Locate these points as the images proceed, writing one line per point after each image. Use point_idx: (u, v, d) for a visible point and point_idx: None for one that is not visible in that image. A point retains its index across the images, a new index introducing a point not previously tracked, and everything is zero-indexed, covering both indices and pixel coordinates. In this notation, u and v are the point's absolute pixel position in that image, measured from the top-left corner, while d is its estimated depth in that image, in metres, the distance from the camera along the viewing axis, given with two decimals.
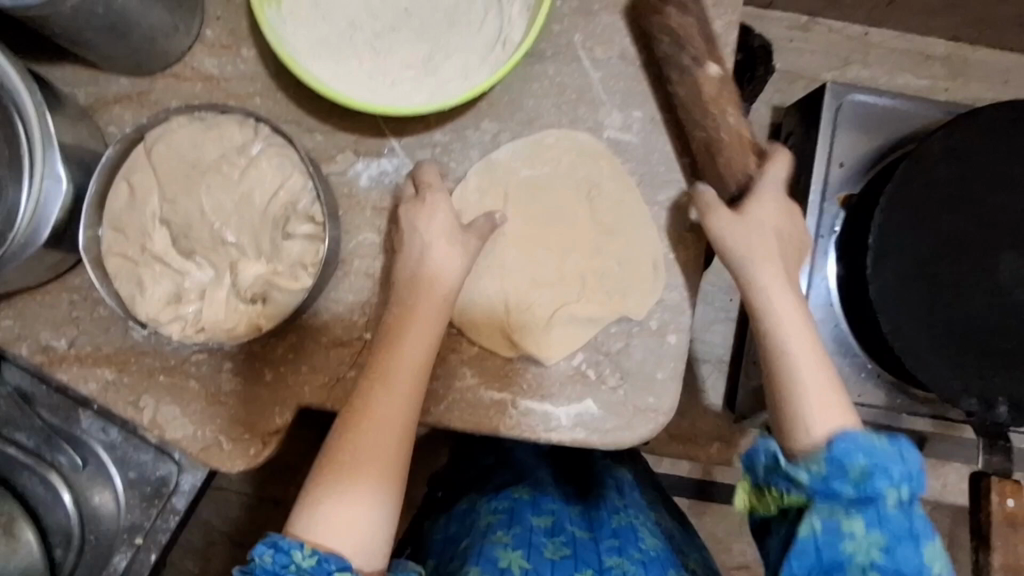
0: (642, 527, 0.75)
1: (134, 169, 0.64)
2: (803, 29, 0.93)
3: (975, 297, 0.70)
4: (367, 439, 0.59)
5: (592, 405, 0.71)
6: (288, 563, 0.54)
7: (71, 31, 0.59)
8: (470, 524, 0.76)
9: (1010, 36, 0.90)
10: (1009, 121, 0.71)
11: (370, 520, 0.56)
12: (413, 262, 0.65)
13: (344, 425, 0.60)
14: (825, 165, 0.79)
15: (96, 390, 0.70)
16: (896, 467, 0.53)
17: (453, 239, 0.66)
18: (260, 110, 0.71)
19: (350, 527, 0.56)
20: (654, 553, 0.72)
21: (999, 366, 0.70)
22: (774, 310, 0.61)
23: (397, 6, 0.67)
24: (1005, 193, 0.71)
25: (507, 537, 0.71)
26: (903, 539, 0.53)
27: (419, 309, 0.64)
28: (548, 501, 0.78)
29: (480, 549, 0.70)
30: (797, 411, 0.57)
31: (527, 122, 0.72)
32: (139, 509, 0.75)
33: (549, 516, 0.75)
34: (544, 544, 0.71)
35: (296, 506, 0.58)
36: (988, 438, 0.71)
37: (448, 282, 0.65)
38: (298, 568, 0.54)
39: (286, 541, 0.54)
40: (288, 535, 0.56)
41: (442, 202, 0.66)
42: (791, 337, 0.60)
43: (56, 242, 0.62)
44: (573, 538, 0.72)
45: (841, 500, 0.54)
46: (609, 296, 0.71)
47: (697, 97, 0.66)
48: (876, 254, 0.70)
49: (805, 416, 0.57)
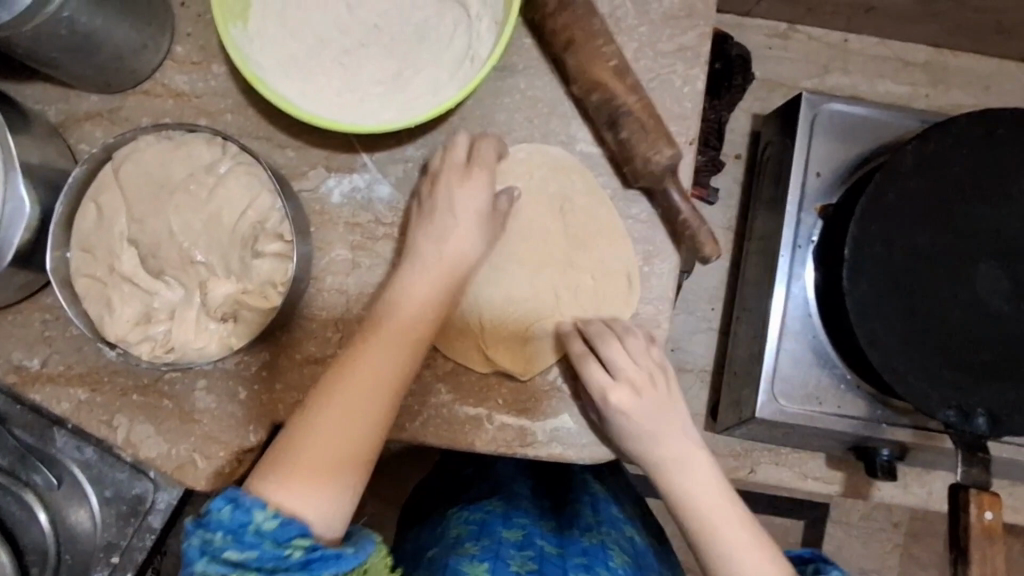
0: (612, 545, 0.76)
1: (101, 189, 0.64)
2: (782, 37, 0.93)
3: (951, 307, 0.70)
4: (349, 402, 0.59)
5: (568, 420, 0.70)
6: (247, 523, 0.53)
7: (35, 52, 0.58)
8: (439, 534, 0.78)
9: (989, 42, 0.89)
10: (980, 132, 0.70)
11: (335, 489, 0.57)
12: (430, 236, 0.65)
13: (329, 383, 0.60)
14: (802, 175, 0.78)
15: (69, 410, 0.70)
16: None
17: (478, 215, 0.66)
18: (231, 127, 0.71)
19: (302, 496, 0.56)
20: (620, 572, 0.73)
21: (976, 377, 0.69)
22: (691, 504, 0.65)
23: (365, 22, 0.67)
24: (979, 203, 0.71)
25: (474, 549, 0.72)
26: None
27: (426, 276, 0.64)
28: (519, 515, 0.78)
29: (449, 563, 0.71)
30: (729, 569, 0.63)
31: (499, 136, 0.72)
32: (115, 527, 0.75)
33: (519, 530, 0.76)
34: (511, 557, 0.71)
35: (263, 463, 0.57)
36: (967, 450, 0.70)
37: (460, 257, 0.65)
38: (257, 530, 0.53)
39: (246, 500, 0.54)
40: (249, 491, 0.56)
41: (457, 207, 0.65)
42: (718, 532, 0.64)
43: (24, 263, 0.62)
44: (541, 553, 0.73)
45: None
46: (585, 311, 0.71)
47: (648, 134, 0.65)
48: (852, 265, 0.70)
49: (738, 574, 0.63)
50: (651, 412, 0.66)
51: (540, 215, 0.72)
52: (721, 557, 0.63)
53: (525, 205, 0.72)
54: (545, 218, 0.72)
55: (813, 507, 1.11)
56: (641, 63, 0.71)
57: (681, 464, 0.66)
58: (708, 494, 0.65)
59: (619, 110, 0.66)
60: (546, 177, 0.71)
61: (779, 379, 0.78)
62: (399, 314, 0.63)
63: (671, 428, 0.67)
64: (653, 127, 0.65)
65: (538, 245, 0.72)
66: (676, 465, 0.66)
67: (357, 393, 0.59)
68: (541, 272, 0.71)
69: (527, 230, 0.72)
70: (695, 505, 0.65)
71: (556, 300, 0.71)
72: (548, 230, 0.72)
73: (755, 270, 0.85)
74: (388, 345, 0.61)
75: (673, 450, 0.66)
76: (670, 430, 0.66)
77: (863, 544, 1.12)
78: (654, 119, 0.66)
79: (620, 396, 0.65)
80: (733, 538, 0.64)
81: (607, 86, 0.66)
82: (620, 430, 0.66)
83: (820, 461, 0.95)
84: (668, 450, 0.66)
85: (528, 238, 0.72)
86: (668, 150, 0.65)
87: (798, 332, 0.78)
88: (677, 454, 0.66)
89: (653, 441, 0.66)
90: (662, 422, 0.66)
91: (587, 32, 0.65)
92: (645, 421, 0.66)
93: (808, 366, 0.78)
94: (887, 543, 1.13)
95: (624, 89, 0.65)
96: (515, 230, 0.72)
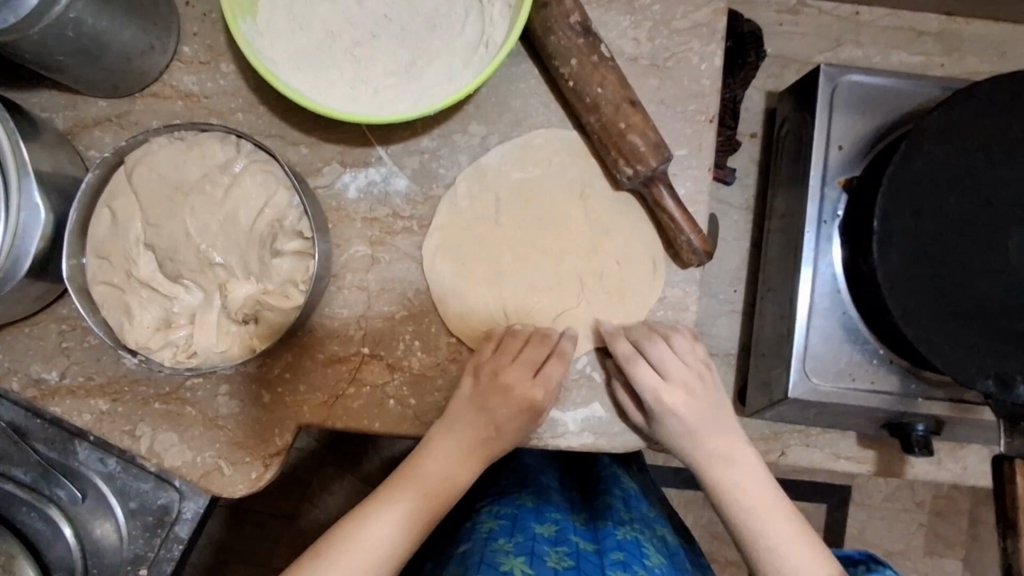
0: (647, 542, 0.73)
1: (115, 194, 0.63)
2: (792, 12, 0.91)
3: (985, 275, 0.69)
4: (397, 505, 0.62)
5: (599, 408, 0.69)
6: None
7: (41, 56, 0.57)
8: (471, 531, 0.75)
9: (1003, 7, 0.87)
10: (1004, 95, 0.69)
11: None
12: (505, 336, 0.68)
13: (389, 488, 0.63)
14: (824, 149, 0.77)
15: (90, 422, 0.69)
16: None
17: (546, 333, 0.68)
18: (242, 126, 0.70)
19: None
20: (659, 571, 0.69)
21: (1014, 346, 0.68)
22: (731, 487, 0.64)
23: (375, 12, 0.66)
24: (1007, 168, 0.69)
25: (509, 545, 0.69)
26: None
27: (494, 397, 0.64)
28: (551, 511, 0.77)
29: (482, 556, 0.67)
30: (764, 552, 0.61)
31: (515, 123, 0.71)
32: (142, 539, 0.74)
33: (552, 525, 0.75)
34: (547, 553, 0.69)
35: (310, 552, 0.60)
36: (1009, 421, 0.68)
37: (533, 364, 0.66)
38: None
39: None
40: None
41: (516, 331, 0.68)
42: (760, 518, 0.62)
43: (39, 273, 0.61)
44: (577, 549, 0.70)
45: None
46: (611, 300, 0.69)
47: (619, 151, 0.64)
48: (881, 238, 0.68)
49: (772, 557, 0.61)
50: (695, 409, 0.66)
51: (562, 200, 0.70)
52: (765, 546, 0.61)
53: (546, 192, 0.70)
54: (568, 204, 0.70)
55: (840, 489, 1.10)
56: (656, 42, 0.70)
57: (727, 457, 0.65)
58: (752, 484, 0.64)
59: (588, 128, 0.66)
60: (567, 163, 0.70)
61: (813, 357, 0.77)
62: (466, 408, 0.65)
63: (710, 426, 0.66)
64: (611, 144, 0.64)
65: (561, 232, 0.70)
66: (717, 459, 0.65)
67: (421, 496, 0.63)
68: (566, 261, 0.70)
69: (551, 216, 0.70)
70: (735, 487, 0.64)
71: (582, 288, 0.70)
72: (571, 217, 0.70)
73: (779, 249, 0.84)
74: (457, 444, 0.64)
75: (717, 444, 0.66)
76: (712, 426, 0.66)
77: (890, 524, 1.11)
78: (613, 132, 0.64)
79: (667, 393, 0.64)
80: (768, 522, 0.62)
81: (584, 94, 0.64)
82: (665, 423, 0.65)
83: (850, 440, 0.93)
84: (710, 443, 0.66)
85: (551, 225, 0.70)
86: (626, 170, 0.64)
87: (828, 309, 0.77)
88: (718, 447, 0.65)
89: (695, 438, 0.66)
90: (704, 422, 0.66)
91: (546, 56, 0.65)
92: (687, 420, 0.65)
93: (839, 343, 0.76)
94: (915, 523, 1.12)
95: (585, 110, 0.65)
96: (537, 217, 0.70)
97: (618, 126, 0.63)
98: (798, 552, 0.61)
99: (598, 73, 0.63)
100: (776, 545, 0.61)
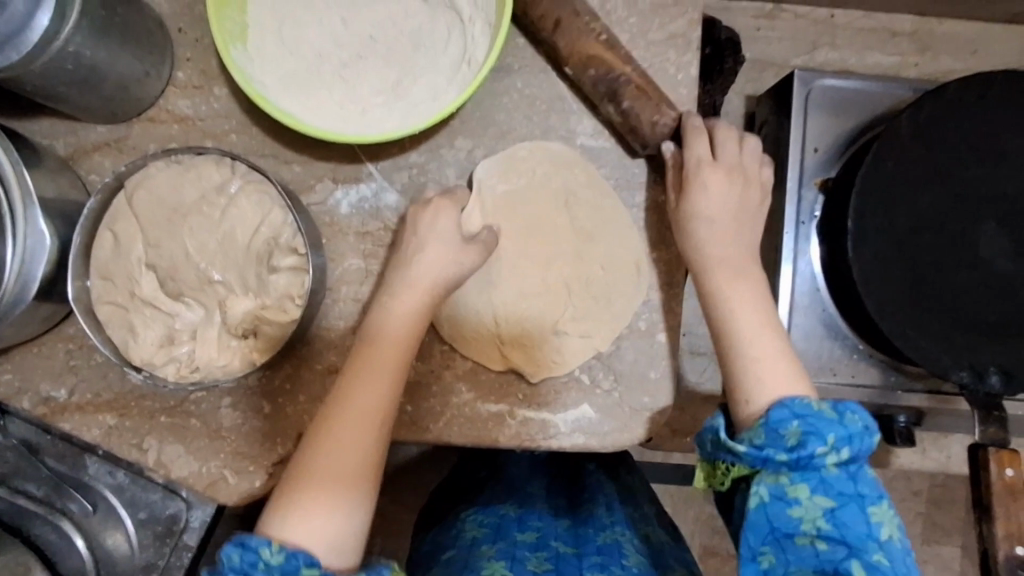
0: (628, 544, 0.75)
1: (116, 217, 0.65)
2: (768, 17, 0.93)
3: (955, 272, 0.72)
4: (342, 428, 0.60)
5: (588, 410, 0.72)
6: (256, 562, 0.54)
7: (42, 88, 0.60)
8: (455, 536, 0.78)
9: (973, 6, 0.90)
10: (974, 94, 0.71)
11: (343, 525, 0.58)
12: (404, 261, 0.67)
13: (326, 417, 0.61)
14: (800, 152, 0.79)
15: (99, 436, 0.71)
16: (833, 432, 0.54)
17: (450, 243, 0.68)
18: (236, 147, 0.72)
19: (310, 518, 0.57)
20: (637, 570, 0.71)
21: (986, 338, 0.71)
22: (732, 318, 0.62)
23: (361, 34, 0.69)
24: (976, 167, 0.72)
25: (491, 551, 0.72)
26: (848, 501, 0.53)
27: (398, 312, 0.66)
28: (534, 518, 0.79)
29: (465, 563, 0.71)
30: (744, 382, 0.60)
31: (500, 136, 0.73)
32: (153, 547, 0.77)
33: (534, 532, 0.77)
34: (528, 558, 0.72)
35: (269, 508, 0.59)
36: (982, 410, 0.71)
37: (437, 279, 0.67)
38: (266, 566, 0.54)
39: (253, 541, 0.55)
40: (259, 534, 0.57)
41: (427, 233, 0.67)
42: (747, 336, 0.61)
43: (46, 296, 0.63)
44: (557, 554, 0.73)
45: (779, 466, 0.54)
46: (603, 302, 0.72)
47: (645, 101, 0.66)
48: (856, 238, 0.71)
49: (756, 388, 0.59)
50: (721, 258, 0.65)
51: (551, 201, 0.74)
52: (750, 368, 0.60)
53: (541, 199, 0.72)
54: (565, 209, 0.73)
55: None
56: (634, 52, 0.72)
57: (731, 277, 0.64)
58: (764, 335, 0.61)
59: (619, 80, 0.66)
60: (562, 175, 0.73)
61: (794, 354, 0.79)
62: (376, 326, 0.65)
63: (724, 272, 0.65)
64: (650, 93, 0.66)
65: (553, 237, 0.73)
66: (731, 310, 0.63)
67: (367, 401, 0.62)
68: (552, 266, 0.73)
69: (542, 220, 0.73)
70: (735, 319, 0.62)
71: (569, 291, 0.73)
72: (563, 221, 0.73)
73: (761, 249, 0.86)
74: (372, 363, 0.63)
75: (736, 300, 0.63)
76: (733, 280, 0.64)
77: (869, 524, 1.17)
78: (650, 86, 0.67)
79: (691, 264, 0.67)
80: (762, 364, 0.60)
81: (589, 70, 0.67)
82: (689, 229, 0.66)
83: None
84: (725, 301, 0.63)
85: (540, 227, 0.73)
86: (669, 115, 0.67)
87: (808, 308, 0.79)
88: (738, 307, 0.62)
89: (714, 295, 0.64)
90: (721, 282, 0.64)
91: (575, 13, 0.66)
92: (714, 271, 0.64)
93: (818, 340, 0.79)
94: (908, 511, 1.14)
95: (619, 61, 0.66)
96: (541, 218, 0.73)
97: (649, 82, 0.67)
98: (778, 378, 0.59)
99: (622, 49, 0.69)
100: (757, 369, 0.60)
